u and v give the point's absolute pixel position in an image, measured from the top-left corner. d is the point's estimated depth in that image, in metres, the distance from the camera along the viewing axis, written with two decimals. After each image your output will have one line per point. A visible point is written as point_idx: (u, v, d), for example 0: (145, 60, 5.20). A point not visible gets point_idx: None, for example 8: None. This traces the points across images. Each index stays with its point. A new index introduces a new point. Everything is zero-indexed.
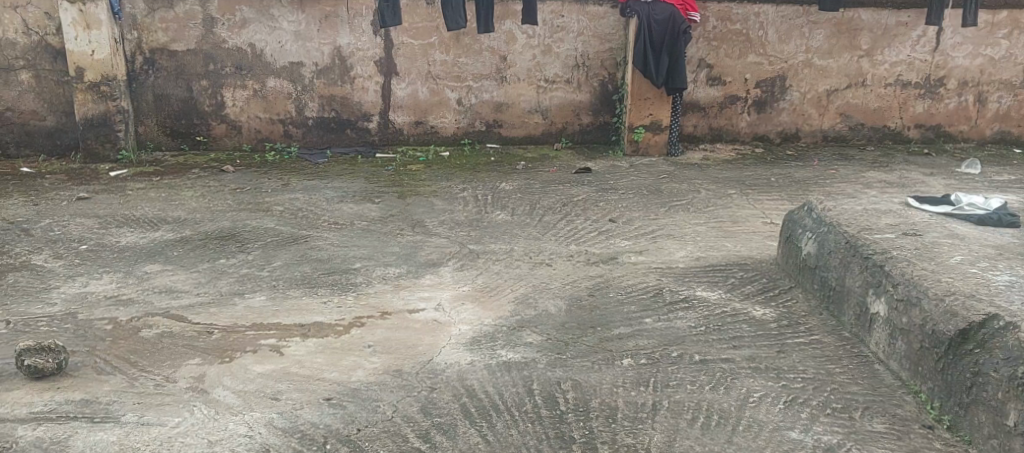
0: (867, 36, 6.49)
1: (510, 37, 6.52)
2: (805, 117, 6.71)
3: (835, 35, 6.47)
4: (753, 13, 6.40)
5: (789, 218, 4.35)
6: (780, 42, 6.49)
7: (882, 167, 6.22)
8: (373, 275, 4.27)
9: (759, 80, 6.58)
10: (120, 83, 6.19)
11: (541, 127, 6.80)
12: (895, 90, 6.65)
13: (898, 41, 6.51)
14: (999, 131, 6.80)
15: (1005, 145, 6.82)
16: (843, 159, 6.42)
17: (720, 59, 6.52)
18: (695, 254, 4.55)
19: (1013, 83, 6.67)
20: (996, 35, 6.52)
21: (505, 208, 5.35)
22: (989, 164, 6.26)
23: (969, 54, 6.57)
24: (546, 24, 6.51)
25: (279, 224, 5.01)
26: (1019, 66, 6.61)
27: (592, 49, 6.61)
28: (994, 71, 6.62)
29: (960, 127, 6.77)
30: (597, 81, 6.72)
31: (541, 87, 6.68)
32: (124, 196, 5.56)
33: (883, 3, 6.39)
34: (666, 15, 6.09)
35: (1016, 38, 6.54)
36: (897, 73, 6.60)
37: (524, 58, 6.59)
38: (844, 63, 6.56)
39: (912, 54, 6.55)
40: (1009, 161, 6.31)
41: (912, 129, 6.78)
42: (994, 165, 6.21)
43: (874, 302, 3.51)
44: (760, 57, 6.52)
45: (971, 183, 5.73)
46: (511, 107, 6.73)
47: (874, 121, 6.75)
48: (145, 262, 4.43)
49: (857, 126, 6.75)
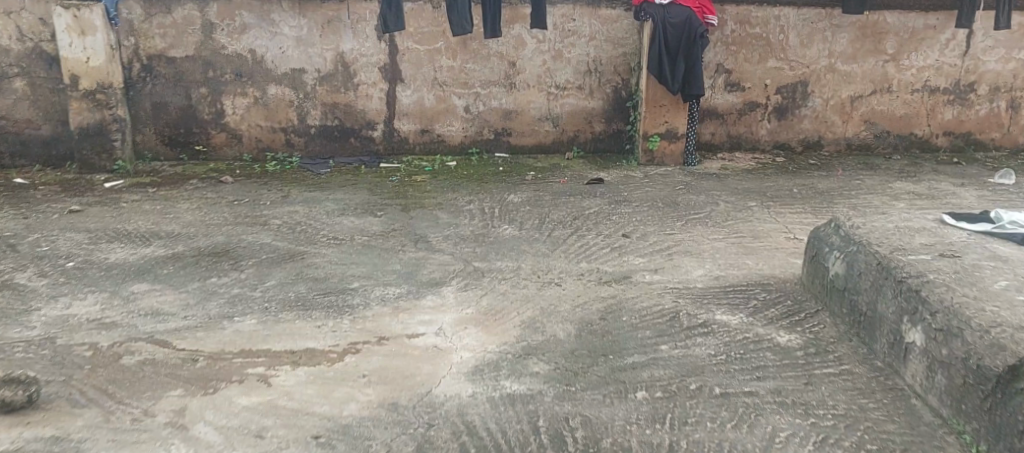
0: (893, 40, 6.19)
1: (519, 42, 6.27)
2: (828, 124, 6.42)
3: (859, 38, 6.19)
4: (773, 16, 6.12)
5: (815, 235, 4.08)
6: (802, 46, 6.20)
7: (910, 177, 5.91)
8: (372, 296, 4.03)
9: (779, 86, 6.30)
10: (117, 91, 6.00)
11: (552, 135, 6.55)
12: (923, 96, 6.34)
13: (926, 44, 6.20)
14: None
15: None
16: (869, 169, 6.12)
17: (739, 64, 6.24)
18: (713, 273, 4.28)
19: None
20: None
21: (513, 222, 5.10)
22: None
23: (1001, 59, 6.27)
24: (557, 28, 6.26)
25: (275, 239, 4.80)
26: None
27: (605, 54, 6.36)
28: None
29: (991, 135, 6.46)
30: (610, 88, 6.46)
31: (552, 94, 6.43)
32: (118, 209, 5.36)
33: (910, 5, 6.10)
34: (683, 19, 5.83)
35: None
36: (925, 78, 6.29)
37: (534, 63, 6.34)
38: (868, 68, 6.27)
39: (941, 58, 6.25)
40: None
41: (942, 137, 6.46)
42: None
43: (910, 331, 3.23)
44: (780, 62, 6.24)
45: (1006, 196, 5.42)
46: (520, 114, 6.48)
47: (901, 129, 6.43)
48: (133, 281, 4.21)
49: (883, 134, 6.45)
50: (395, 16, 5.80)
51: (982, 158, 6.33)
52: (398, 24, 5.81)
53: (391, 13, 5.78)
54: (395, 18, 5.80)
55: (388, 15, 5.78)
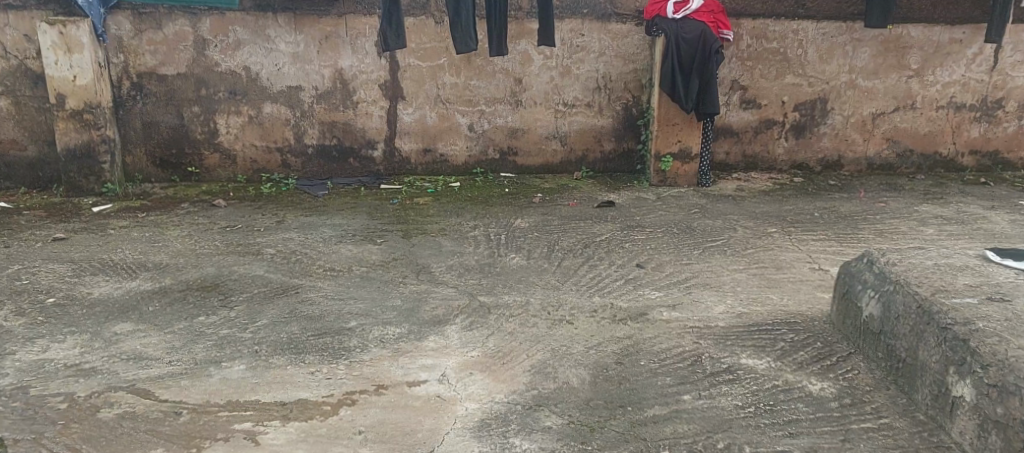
0: (917, 54, 5.91)
1: (525, 58, 6.01)
2: (848, 142, 6.15)
3: (881, 53, 5.92)
4: (791, 31, 5.86)
5: (845, 270, 3.81)
6: (821, 62, 5.94)
7: (937, 199, 5.63)
8: (370, 337, 3.75)
9: (797, 103, 6.04)
10: (105, 111, 5.74)
11: (560, 154, 6.28)
12: (948, 113, 6.07)
13: (951, 59, 5.93)
14: None
15: None
16: (892, 190, 5.84)
17: (756, 80, 5.97)
18: (735, 309, 4.01)
19: None
20: None
21: (520, 251, 4.83)
22: None
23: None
24: (565, 43, 5.99)
25: (269, 271, 4.54)
26: None
27: (615, 69, 6.09)
28: None
29: (1019, 153, 6.18)
30: (620, 105, 6.18)
31: (560, 111, 6.17)
32: (105, 236, 5.10)
33: (935, 18, 5.83)
34: (697, 34, 5.55)
35: None
36: (950, 94, 6.02)
37: (541, 80, 6.08)
38: (891, 84, 6.00)
39: (967, 74, 5.97)
40: None
41: (967, 156, 6.19)
42: None
43: (957, 383, 2.95)
44: (798, 77, 5.98)
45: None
46: (526, 133, 6.21)
47: (925, 147, 6.16)
48: (115, 320, 3.95)
49: (906, 152, 6.17)
50: (395, 34, 5.51)
51: (1010, 178, 6.06)
52: (398, 43, 5.52)
53: (392, 31, 5.49)
54: (395, 36, 5.50)
55: (388, 33, 5.48)
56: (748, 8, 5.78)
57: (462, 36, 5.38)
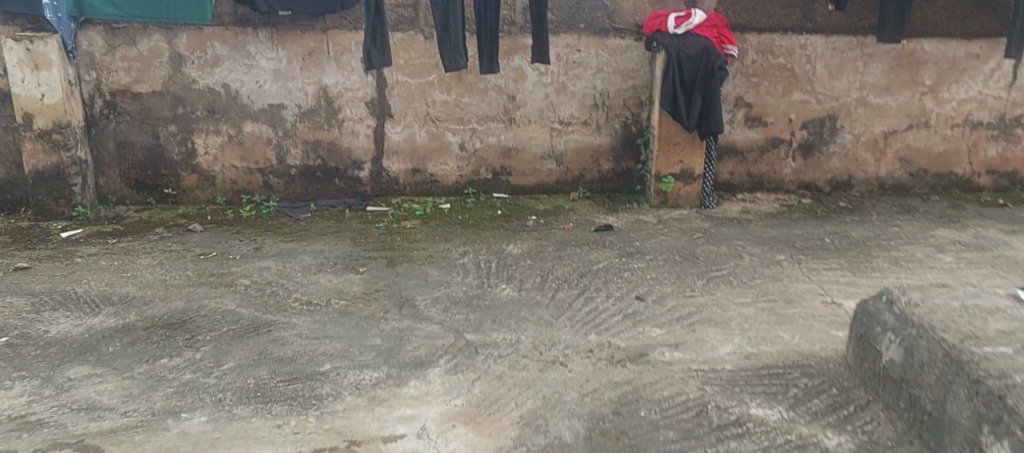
0: (931, 70, 5.66)
1: (519, 74, 5.73)
2: (859, 162, 5.87)
3: (892, 69, 5.66)
4: (799, 45, 5.62)
5: (862, 309, 3.51)
6: (830, 77, 5.69)
7: (954, 222, 5.32)
8: (345, 383, 3.44)
9: (805, 121, 5.78)
10: (76, 130, 5.45)
11: (555, 175, 5.98)
12: (964, 131, 5.79)
13: (968, 75, 5.67)
14: None
15: None
16: (906, 212, 5.54)
17: (761, 97, 5.72)
18: (743, 350, 3.69)
19: None
20: None
21: (512, 280, 4.51)
22: None
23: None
24: (560, 59, 5.71)
25: (241, 306, 4.24)
26: None
27: (614, 86, 5.79)
28: None
29: None
30: (619, 123, 5.88)
31: (556, 130, 5.87)
32: (71, 265, 4.80)
33: (950, 32, 5.58)
34: (699, 49, 5.27)
35: None
36: (966, 112, 5.75)
37: (535, 97, 5.79)
38: (903, 101, 5.73)
39: (984, 90, 5.71)
40: None
41: (984, 176, 5.89)
42: None
43: (992, 445, 2.64)
44: (806, 94, 5.72)
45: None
46: (520, 152, 5.92)
47: (939, 167, 5.87)
48: (70, 364, 3.63)
49: (919, 173, 5.88)
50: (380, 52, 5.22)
51: None
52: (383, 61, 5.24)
53: (375, 48, 5.20)
54: (379, 53, 5.22)
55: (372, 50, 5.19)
56: (753, 23, 5.56)
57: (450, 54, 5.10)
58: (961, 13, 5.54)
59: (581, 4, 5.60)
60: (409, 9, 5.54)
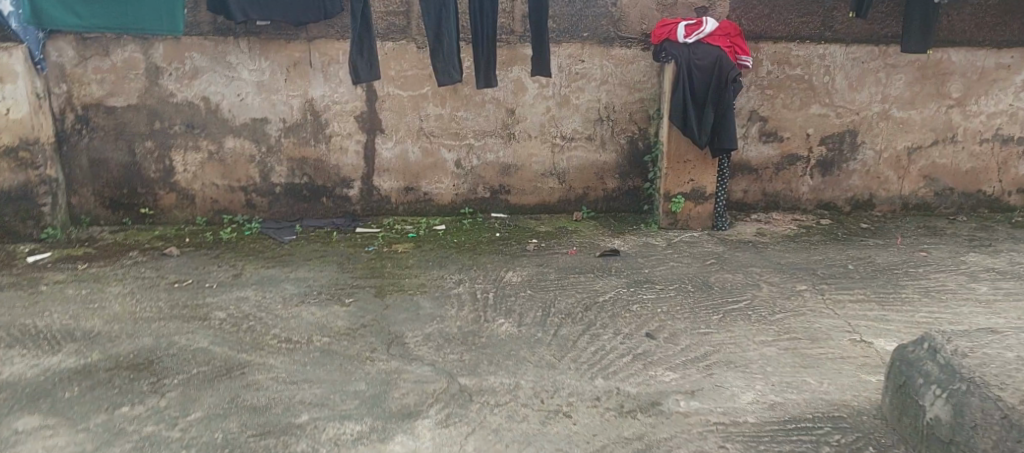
0: (959, 82, 5.28)
1: (518, 86, 5.37)
2: (881, 180, 5.50)
3: (918, 81, 5.29)
4: (816, 56, 5.25)
5: (900, 354, 3.13)
6: (850, 90, 5.31)
7: (985, 246, 4.96)
8: (323, 439, 3.08)
9: (824, 136, 5.41)
10: (44, 147, 5.09)
11: (557, 193, 5.62)
12: (994, 147, 5.42)
13: (998, 87, 5.30)
14: None
15: None
16: (932, 235, 5.18)
17: (777, 111, 5.35)
18: (767, 398, 3.33)
19: None
20: None
21: (511, 315, 4.14)
22: None
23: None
24: (562, 70, 5.34)
25: (214, 343, 3.87)
26: None
27: (619, 99, 5.43)
28: None
29: None
30: (624, 138, 5.52)
31: (558, 145, 5.51)
32: (34, 294, 4.42)
33: (979, 41, 5.21)
34: (712, 59, 4.94)
35: None
36: (996, 126, 5.38)
37: (535, 111, 5.43)
38: (929, 115, 5.36)
39: (1014, 104, 5.34)
40: None
41: (1015, 195, 5.52)
42: None
43: None
44: (825, 108, 5.35)
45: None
46: (520, 169, 5.56)
47: (967, 185, 5.49)
48: (19, 413, 3.27)
49: (946, 191, 5.51)
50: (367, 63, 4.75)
51: None
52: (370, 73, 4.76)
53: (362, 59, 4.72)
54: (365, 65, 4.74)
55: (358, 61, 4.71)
56: (768, 31, 5.20)
57: (445, 65, 4.70)
58: (992, 20, 5.17)
59: (584, 12, 5.23)
60: (400, 18, 5.20)
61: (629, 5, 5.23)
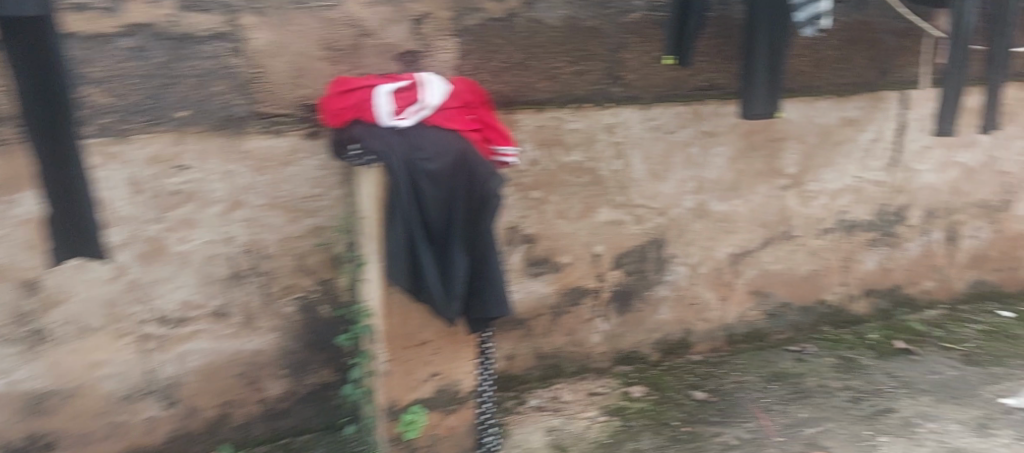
0: (796, 150, 3.29)
1: (38, 232, 2.42)
2: (699, 308, 3.36)
3: (742, 154, 3.23)
4: (601, 127, 3.04)
5: None
6: (652, 178, 3.15)
7: (895, 415, 2.83)
8: None
9: (618, 255, 3.18)
10: None
11: (164, 427, 2.74)
12: (836, 238, 3.46)
13: (841, 153, 3.36)
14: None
15: None
16: (816, 395, 3.04)
17: (549, 223, 3.03)
18: None
19: None
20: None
21: None
22: None
23: (958, 160, 3.54)
24: (142, 189, 2.53)
25: None
26: None
27: (272, 233, 2.72)
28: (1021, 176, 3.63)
29: (946, 284, 3.71)
30: (293, 303, 2.82)
31: (152, 338, 2.64)
32: None
33: (837, 84, 3.29)
34: (452, 158, 2.49)
35: None
36: (839, 209, 3.42)
37: (89, 278, 2.53)
38: (755, 206, 3.31)
39: (858, 176, 3.41)
40: None
41: (860, 300, 3.60)
42: None
43: None
44: (617, 210, 3.13)
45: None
46: (70, 400, 2.58)
47: (802, 297, 3.50)
48: None
49: (778, 309, 3.48)
50: None
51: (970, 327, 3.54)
52: None
53: None
54: None
55: None
56: (526, 91, 2.89)
57: None
58: (831, 56, 3.24)
59: (173, 70, 2.48)
60: None
61: (271, 53, 2.58)
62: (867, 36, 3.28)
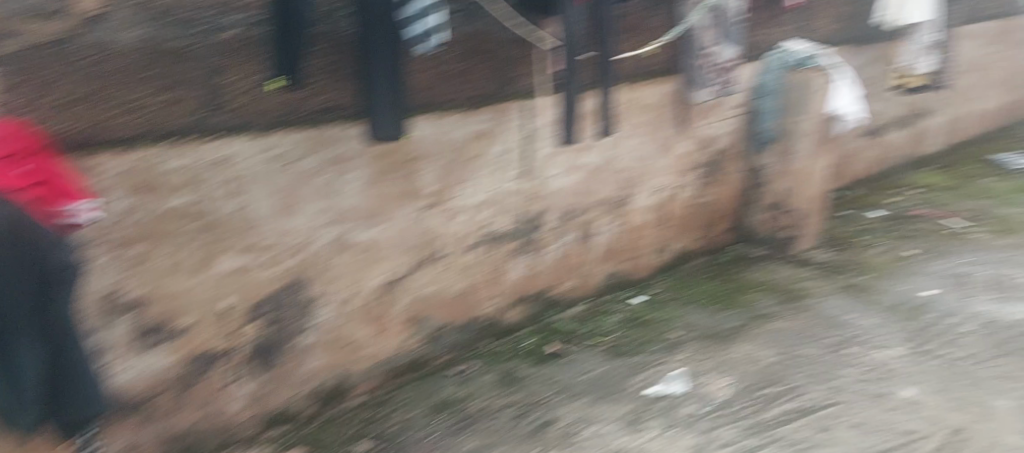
0: (431, 168, 3.14)
1: None
2: (352, 348, 3.10)
3: (375, 179, 2.98)
4: (208, 164, 2.56)
5: None
6: (278, 216, 2.76)
7: (554, 426, 2.83)
8: None
9: (253, 308, 2.78)
10: None
11: None
12: (483, 252, 3.41)
13: (475, 167, 3.28)
14: (659, 251, 4.13)
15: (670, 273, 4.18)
16: (479, 419, 2.95)
17: (157, 285, 2.54)
18: None
19: (663, 185, 4.04)
20: (637, 114, 3.81)
21: None
22: (690, 335, 3.41)
23: (584, 163, 3.64)
24: None
25: None
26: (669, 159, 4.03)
27: None
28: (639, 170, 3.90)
29: (590, 280, 3.86)
30: None
31: None
32: None
33: (464, 96, 3.15)
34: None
35: (663, 118, 3.92)
36: (481, 223, 3.37)
37: None
38: (397, 232, 3.11)
39: (495, 189, 3.37)
40: (714, 311, 3.64)
41: (513, 309, 3.60)
42: (701, 339, 3.36)
43: None
44: (241, 257, 2.71)
45: (740, 404, 2.83)
46: None
47: (456, 316, 3.40)
48: None
49: (435, 334, 3.36)
50: None
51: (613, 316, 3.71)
52: None
53: None
54: None
55: None
56: (97, 127, 2.32)
57: None
58: (453, 69, 3.10)
59: None
60: None
61: None
62: (484, 48, 3.17)
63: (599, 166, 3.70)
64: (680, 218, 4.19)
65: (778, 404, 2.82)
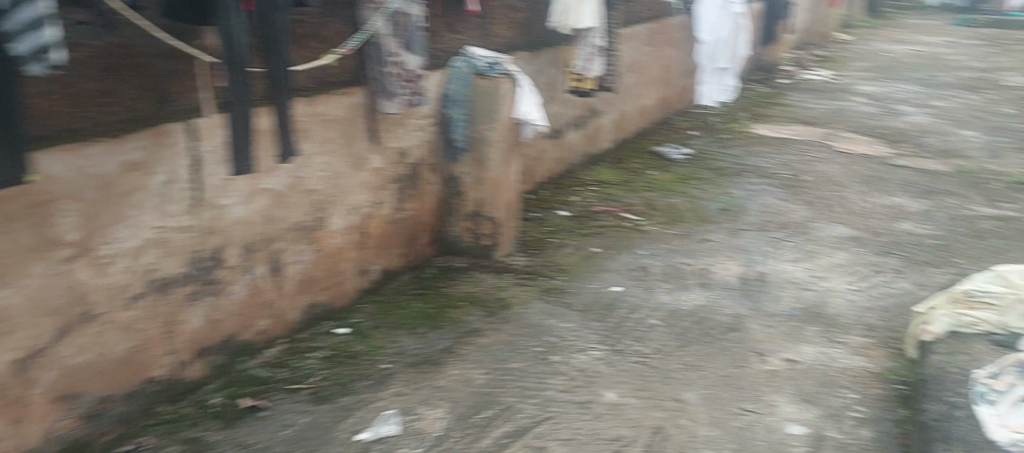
0: (73, 208, 2.51)
1: None
2: None
3: None
4: None
5: None
6: None
7: None
8: None
9: None
10: None
11: None
12: (152, 301, 2.85)
13: (133, 203, 2.71)
14: (359, 274, 3.88)
15: (371, 294, 3.96)
16: None
17: None
18: None
19: (356, 204, 3.79)
20: (323, 131, 3.51)
21: None
22: (396, 365, 3.23)
23: (265, 187, 3.26)
24: None
25: None
26: (360, 176, 3.78)
27: None
28: (328, 192, 3.60)
29: (285, 314, 3.49)
30: None
31: None
32: None
33: (108, 122, 2.60)
34: None
35: (349, 134, 3.67)
36: (147, 267, 2.80)
37: None
38: (33, 294, 2.44)
39: (159, 227, 2.83)
40: (419, 334, 3.50)
41: (196, 362, 3.09)
42: (409, 367, 3.20)
43: None
44: None
45: (456, 436, 2.73)
46: None
47: (124, 382, 2.80)
48: None
49: (97, 407, 2.72)
50: None
51: (312, 354, 3.39)
52: None
53: None
54: None
55: None
56: None
57: None
58: (90, 87, 2.54)
59: None
60: None
61: None
62: (126, 62, 2.64)
63: (283, 189, 3.35)
64: (377, 237, 3.97)
65: (493, 428, 2.76)
